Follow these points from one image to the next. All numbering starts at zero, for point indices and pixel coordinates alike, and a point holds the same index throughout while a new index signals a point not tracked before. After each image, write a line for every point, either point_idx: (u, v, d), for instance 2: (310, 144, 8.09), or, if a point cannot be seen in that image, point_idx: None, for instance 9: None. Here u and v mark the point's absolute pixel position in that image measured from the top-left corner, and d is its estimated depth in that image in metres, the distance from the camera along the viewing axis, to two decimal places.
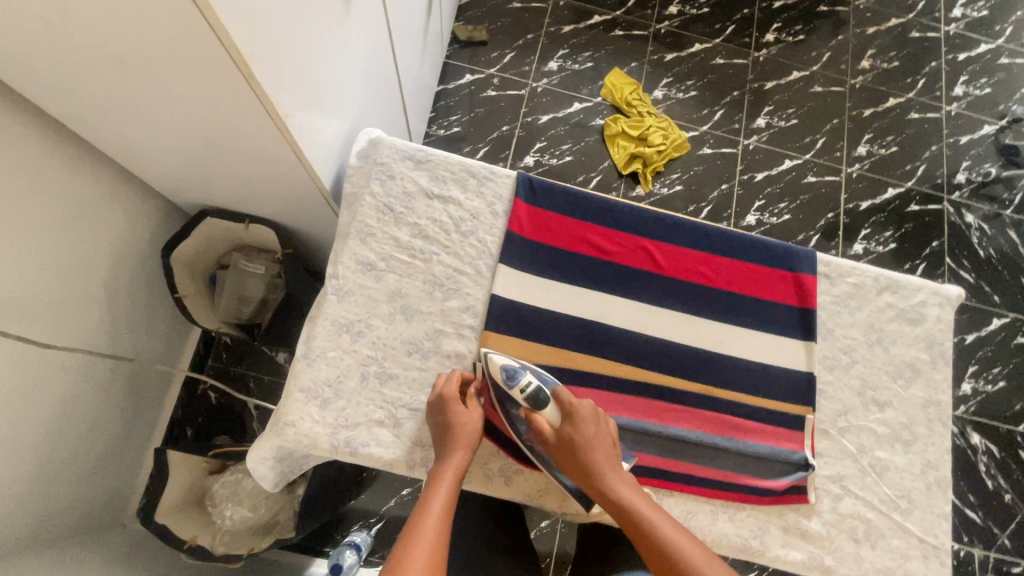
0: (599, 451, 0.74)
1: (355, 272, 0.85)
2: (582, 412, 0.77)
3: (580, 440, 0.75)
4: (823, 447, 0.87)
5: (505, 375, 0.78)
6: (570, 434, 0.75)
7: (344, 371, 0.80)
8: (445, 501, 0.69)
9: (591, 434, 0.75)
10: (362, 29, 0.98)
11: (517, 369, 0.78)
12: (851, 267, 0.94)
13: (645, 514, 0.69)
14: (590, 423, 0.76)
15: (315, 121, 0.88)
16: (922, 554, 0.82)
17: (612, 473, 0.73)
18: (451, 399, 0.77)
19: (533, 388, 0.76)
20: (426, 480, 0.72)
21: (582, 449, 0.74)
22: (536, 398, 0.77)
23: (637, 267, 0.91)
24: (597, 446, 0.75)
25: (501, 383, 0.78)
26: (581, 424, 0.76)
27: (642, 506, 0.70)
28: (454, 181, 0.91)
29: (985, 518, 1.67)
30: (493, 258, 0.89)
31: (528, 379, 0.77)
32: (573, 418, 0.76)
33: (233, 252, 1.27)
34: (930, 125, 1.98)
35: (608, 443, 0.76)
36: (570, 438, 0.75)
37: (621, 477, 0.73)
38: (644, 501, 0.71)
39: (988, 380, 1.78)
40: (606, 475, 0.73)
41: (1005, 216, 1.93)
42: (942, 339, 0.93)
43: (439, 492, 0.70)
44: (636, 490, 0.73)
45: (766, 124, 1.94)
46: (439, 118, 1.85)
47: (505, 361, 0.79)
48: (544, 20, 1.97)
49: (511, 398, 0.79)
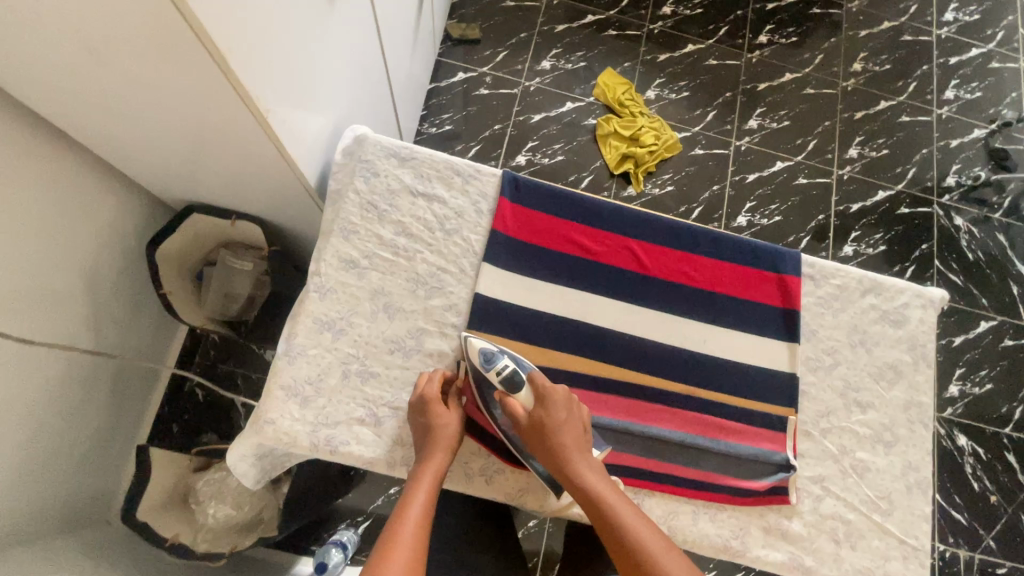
0: (569, 437, 0.75)
1: (338, 269, 0.84)
2: (557, 397, 0.77)
3: (550, 425, 0.75)
4: (805, 448, 0.87)
5: (483, 358, 0.79)
6: (542, 419, 0.75)
7: (325, 369, 0.80)
8: (425, 503, 0.69)
9: (562, 421, 0.75)
10: (347, 23, 0.97)
11: (496, 353, 0.79)
12: (835, 269, 0.94)
13: (609, 503, 0.70)
14: (563, 409, 0.76)
15: (299, 117, 0.88)
16: (902, 555, 0.83)
17: (580, 460, 0.73)
18: (431, 399, 0.77)
19: (509, 372, 0.77)
20: (406, 482, 0.71)
21: (552, 434, 0.74)
22: (511, 382, 0.77)
23: (621, 267, 0.90)
24: (568, 432, 0.75)
25: (478, 367, 0.79)
26: (554, 410, 0.76)
27: (607, 495, 0.71)
28: (439, 178, 0.91)
29: (970, 520, 1.68)
30: (477, 256, 0.88)
31: (505, 362, 0.78)
32: (547, 403, 0.76)
33: (220, 248, 1.26)
34: (921, 129, 1.99)
35: (579, 430, 0.76)
36: (541, 423, 0.75)
37: (589, 465, 0.74)
38: (609, 490, 0.71)
39: (975, 382, 1.79)
40: (574, 462, 0.73)
41: (994, 219, 1.94)
42: (924, 341, 0.93)
43: (419, 494, 0.69)
44: (602, 478, 0.73)
45: (758, 125, 1.94)
46: (431, 116, 1.85)
47: (483, 344, 0.80)
48: (537, 19, 1.96)
49: (488, 381, 0.79)
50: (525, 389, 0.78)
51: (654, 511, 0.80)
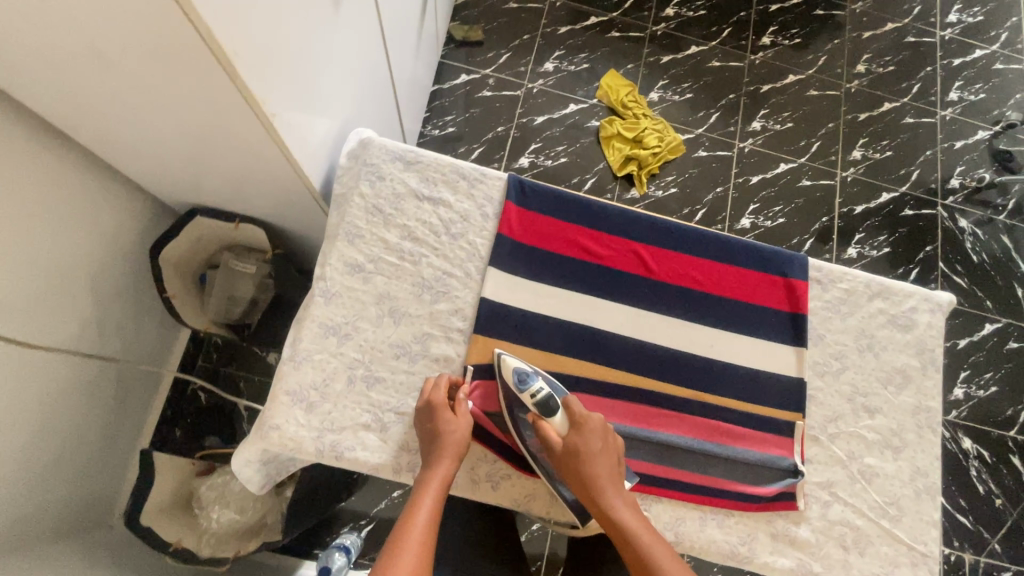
0: (602, 468, 0.74)
1: (343, 274, 0.84)
2: (591, 423, 0.76)
3: (584, 454, 0.74)
4: (813, 453, 0.86)
5: (517, 379, 0.77)
6: (576, 448, 0.74)
7: (330, 374, 0.79)
8: (432, 511, 0.68)
9: (596, 450, 0.74)
10: (353, 26, 0.97)
11: (529, 374, 0.78)
12: (842, 273, 0.94)
13: (640, 538, 0.69)
14: (596, 437, 0.75)
15: (304, 121, 0.87)
16: (910, 562, 0.82)
17: (612, 492, 0.73)
18: (439, 406, 0.76)
19: (544, 396, 0.76)
20: (413, 489, 0.71)
21: (585, 465, 0.73)
22: (546, 407, 0.76)
23: (628, 271, 0.90)
24: (601, 462, 0.74)
25: (512, 386, 0.78)
26: (588, 438, 0.75)
27: (638, 529, 0.70)
28: (445, 182, 0.90)
29: (976, 523, 1.67)
30: (483, 260, 0.88)
31: (540, 385, 0.76)
32: (582, 431, 0.75)
33: (223, 251, 1.26)
34: (925, 130, 1.99)
35: (612, 459, 0.75)
36: (575, 451, 0.74)
37: (620, 495, 0.73)
38: (640, 524, 0.71)
39: (980, 385, 1.79)
40: (605, 493, 0.72)
41: (998, 221, 1.94)
42: (933, 345, 0.92)
43: (424, 503, 0.69)
44: (633, 510, 0.72)
45: (762, 127, 1.94)
46: (434, 118, 1.85)
47: (517, 364, 0.79)
48: (540, 21, 1.96)
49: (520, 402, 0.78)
50: (559, 415, 0.76)
51: (661, 517, 0.80)
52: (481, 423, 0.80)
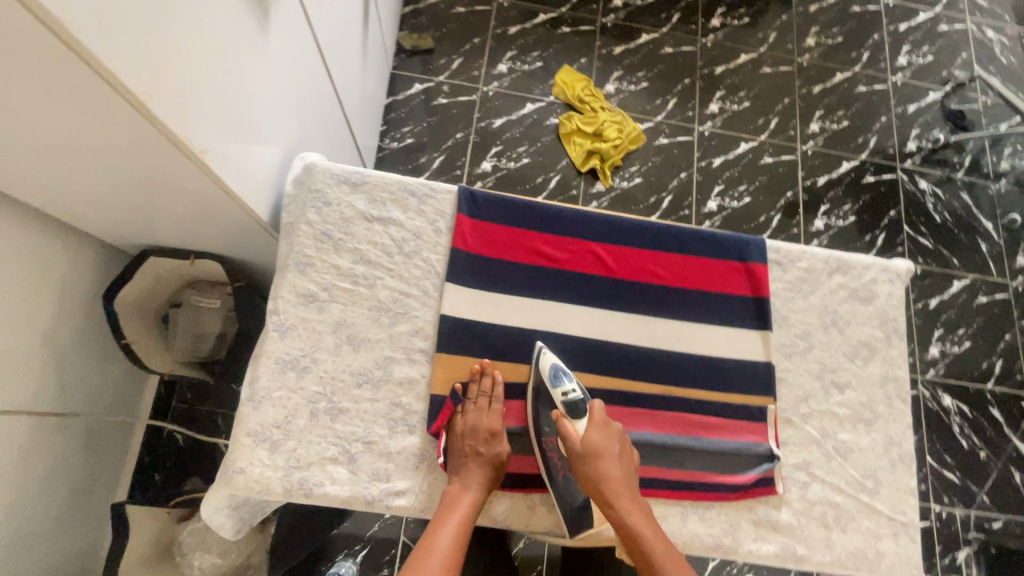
0: (613, 470, 0.76)
1: (296, 305, 0.82)
2: (611, 429, 0.79)
3: (600, 455, 0.76)
4: (787, 435, 0.86)
5: (552, 374, 0.80)
6: (594, 449, 0.76)
7: (292, 411, 0.77)
8: (459, 525, 0.71)
9: (612, 453, 0.77)
10: (286, 49, 0.95)
11: (563, 372, 0.80)
12: (800, 252, 0.94)
13: (644, 539, 0.71)
14: (613, 443, 0.78)
15: (242, 152, 0.85)
16: (892, 533, 0.83)
17: (622, 495, 0.74)
18: (481, 430, 0.79)
19: (573, 396, 0.79)
20: (443, 497, 0.74)
21: (599, 466, 0.75)
22: (574, 407, 0.79)
23: (588, 273, 0.89)
24: (614, 465, 0.76)
25: (545, 382, 0.81)
26: (608, 443, 0.78)
27: (643, 530, 0.72)
28: (393, 201, 0.89)
29: (963, 478, 1.70)
30: (439, 277, 0.86)
31: (570, 387, 0.79)
32: (598, 435, 0.77)
33: (184, 287, 1.25)
34: (878, 97, 2.02)
35: (625, 464, 0.77)
36: (592, 452, 0.76)
37: (631, 499, 0.75)
38: (647, 526, 0.73)
39: (954, 341, 1.82)
40: (618, 498, 0.74)
41: (957, 179, 1.97)
42: (894, 315, 0.94)
43: (453, 516, 0.72)
44: (640, 513, 0.74)
45: (719, 109, 1.95)
46: (391, 130, 1.83)
47: (554, 360, 0.81)
48: (489, 23, 1.95)
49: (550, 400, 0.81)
50: (582, 415, 0.80)
51: None
52: None
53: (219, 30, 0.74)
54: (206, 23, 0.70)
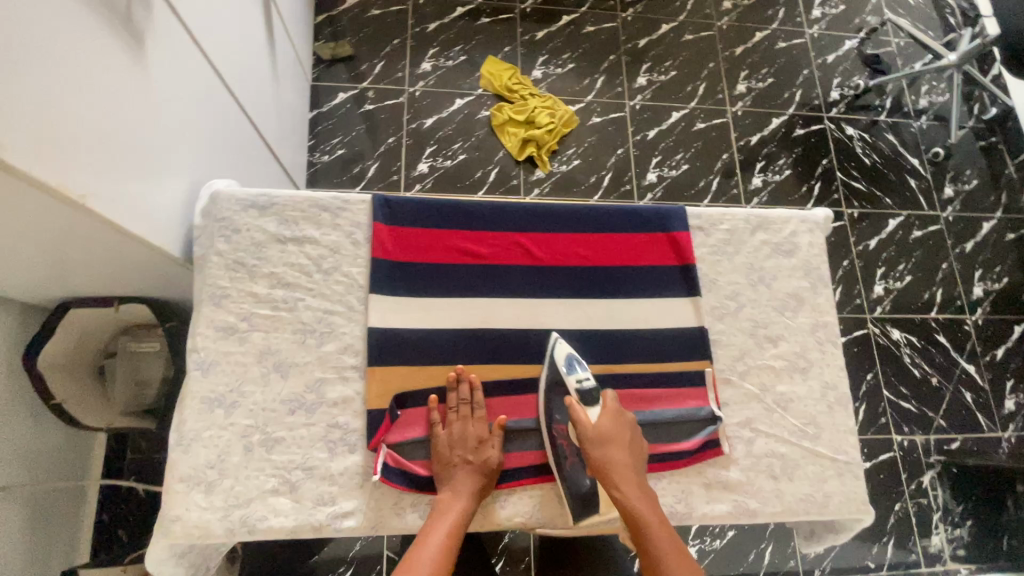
0: (621, 456, 0.77)
1: (216, 340, 0.79)
2: (623, 418, 0.80)
3: (610, 442, 0.77)
4: (728, 396, 0.88)
5: (566, 365, 0.82)
6: (603, 434, 0.77)
7: (225, 449, 0.75)
8: (445, 532, 0.71)
9: (622, 442, 0.78)
10: (168, 75, 0.89)
11: (576, 363, 0.82)
12: (721, 215, 0.95)
13: (647, 520, 0.73)
14: (623, 430, 0.79)
15: (135, 189, 0.80)
16: (836, 473, 0.86)
17: (627, 478, 0.75)
18: (465, 437, 0.78)
19: (586, 384, 0.80)
20: (432, 510, 0.74)
21: (607, 450, 0.77)
22: (587, 395, 0.80)
23: (514, 264, 0.88)
24: (621, 450, 0.77)
25: (558, 370, 0.82)
26: (619, 431, 0.79)
27: (646, 512, 0.73)
28: (306, 219, 0.86)
29: (919, 406, 1.78)
30: (363, 289, 0.84)
31: (582, 375, 0.81)
32: (610, 423, 0.79)
33: (117, 335, 1.17)
34: (798, 51, 2.07)
35: (635, 455, 0.78)
36: (604, 439, 0.77)
37: (639, 490, 0.75)
38: (649, 509, 0.74)
39: (897, 277, 1.89)
40: (624, 481, 0.75)
41: (881, 122, 2.04)
42: (817, 264, 0.96)
43: (438, 525, 0.72)
44: (644, 498, 0.75)
45: (648, 81, 1.97)
46: (320, 144, 1.78)
47: (568, 350, 0.83)
48: (407, 22, 1.92)
49: (562, 388, 0.82)
50: (594, 403, 0.80)
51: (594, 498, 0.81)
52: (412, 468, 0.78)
53: (70, 63, 0.68)
54: (52, 59, 0.65)
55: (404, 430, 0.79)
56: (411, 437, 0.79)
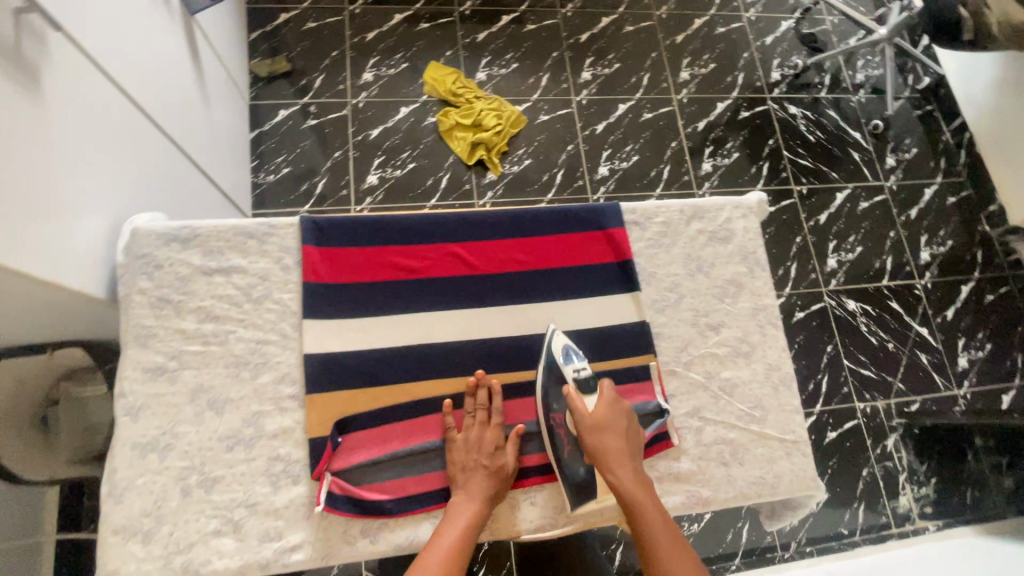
0: (616, 443, 0.77)
1: (144, 382, 0.76)
2: (620, 407, 0.80)
3: (606, 430, 0.77)
4: (674, 387, 0.89)
5: (563, 354, 0.82)
6: (600, 422, 0.77)
7: (161, 494, 0.72)
8: (458, 533, 0.71)
9: (618, 429, 0.78)
10: (73, 110, 0.85)
11: (573, 352, 0.82)
12: (655, 208, 0.96)
13: (642, 506, 0.73)
14: (621, 418, 0.79)
15: (48, 233, 0.77)
16: (785, 453, 0.87)
17: (624, 466, 0.75)
18: (485, 440, 0.78)
19: (583, 373, 0.80)
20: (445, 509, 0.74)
21: (603, 438, 0.77)
22: (584, 384, 0.80)
23: (452, 275, 0.87)
24: (617, 438, 0.77)
25: (555, 361, 0.81)
26: (615, 420, 0.79)
27: (641, 499, 0.74)
28: (231, 248, 0.83)
29: (879, 373, 1.82)
30: (297, 315, 0.83)
31: (579, 364, 0.81)
32: (607, 411, 0.79)
33: (59, 381, 1.04)
34: (737, 35, 2.10)
35: (630, 442, 0.78)
36: (600, 426, 0.77)
37: (634, 475, 0.76)
38: (644, 497, 0.74)
39: (848, 249, 1.94)
40: (620, 468, 0.75)
41: (822, 98, 2.09)
42: (753, 248, 0.97)
43: (451, 524, 0.72)
44: (640, 485, 0.75)
45: (592, 76, 1.97)
46: (264, 164, 1.73)
47: (565, 341, 0.83)
48: (345, 33, 1.88)
49: (558, 377, 0.82)
50: (592, 392, 0.80)
51: (548, 504, 0.81)
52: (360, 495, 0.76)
53: None
54: None
55: (348, 457, 0.78)
56: (357, 464, 0.78)
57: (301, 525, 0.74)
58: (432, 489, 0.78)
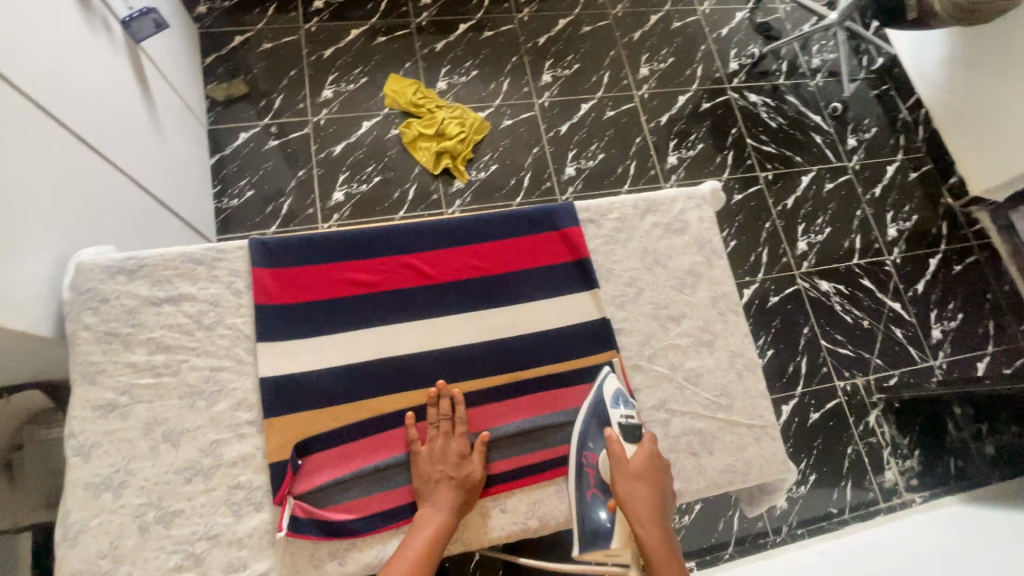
0: (649, 493, 0.74)
1: (94, 419, 0.75)
2: (660, 461, 0.77)
3: (643, 482, 0.74)
4: (640, 382, 0.88)
5: (611, 398, 0.81)
6: (638, 472, 0.74)
7: (118, 533, 0.70)
8: (424, 545, 0.71)
9: (653, 481, 0.75)
10: (9, 147, 0.84)
11: (623, 398, 0.82)
12: (610, 204, 0.96)
13: (660, 560, 0.69)
14: (658, 471, 0.76)
15: None
16: (754, 439, 0.88)
17: (651, 519, 0.72)
18: (452, 451, 0.78)
19: (632, 419, 0.79)
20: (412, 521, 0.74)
21: (637, 486, 0.74)
22: (631, 429, 0.79)
23: (408, 286, 0.87)
24: (651, 488, 0.74)
25: (604, 404, 0.81)
26: (654, 472, 0.75)
27: (662, 556, 0.70)
28: (179, 275, 0.82)
29: (856, 351, 1.84)
30: (251, 339, 0.81)
31: (628, 411, 0.80)
32: (646, 462, 0.76)
33: (22, 425, 0.99)
34: (693, 29, 2.13)
35: (662, 500, 0.74)
36: (637, 477, 0.74)
37: (660, 535, 0.71)
38: (666, 555, 0.70)
39: (817, 231, 1.96)
40: (647, 522, 0.72)
41: (780, 85, 2.12)
42: (709, 237, 0.98)
43: (417, 536, 0.72)
44: (664, 542, 0.71)
45: (553, 78, 1.98)
46: (227, 189, 1.71)
47: (616, 387, 0.83)
48: (301, 51, 1.87)
49: (601, 419, 0.81)
50: (634, 439, 0.78)
51: (519, 510, 0.80)
52: (323, 517, 0.75)
53: None
54: None
55: (311, 478, 0.77)
56: (320, 484, 0.77)
57: (266, 553, 0.72)
58: (397, 505, 0.77)
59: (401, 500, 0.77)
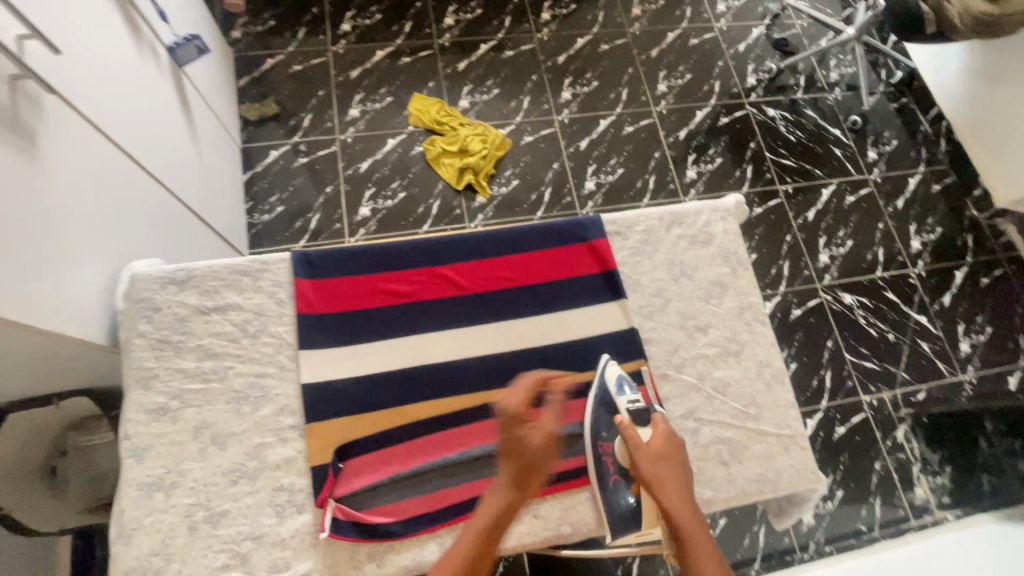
0: (672, 471, 0.75)
1: (147, 422, 0.78)
2: (676, 440, 0.78)
3: (665, 462, 0.75)
4: (668, 390, 0.90)
5: (616, 386, 0.83)
6: (657, 452, 0.76)
7: (169, 532, 0.74)
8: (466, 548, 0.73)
9: (674, 460, 0.76)
10: (67, 164, 0.89)
11: (626, 384, 0.83)
12: (636, 217, 0.99)
13: (693, 536, 0.71)
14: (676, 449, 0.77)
15: (48, 284, 0.81)
16: (783, 449, 0.88)
17: (678, 496, 0.73)
18: None
19: (637, 404, 0.80)
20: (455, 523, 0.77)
21: (659, 466, 0.75)
22: (638, 413, 0.80)
23: (442, 296, 0.90)
24: (673, 467, 0.75)
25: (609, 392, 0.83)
26: (672, 451, 0.77)
27: (694, 530, 0.71)
28: (226, 286, 0.86)
29: (881, 364, 1.82)
30: (293, 347, 0.85)
31: (633, 396, 0.81)
32: (663, 442, 0.77)
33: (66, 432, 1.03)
34: (710, 45, 2.16)
35: (686, 478, 0.76)
36: (656, 455, 0.75)
37: (683, 501, 0.73)
38: (698, 528, 0.71)
39: (839, 243, 1.95)
40: (674, 498, 0.73)
41: (798, 99, 2.13)
42: (734, 248, 0.99)
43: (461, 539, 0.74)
44: (694, 517, 0.72)
45: (572, 95, 2.03)
46: (259, 205, 1.78)
47: (618, 372, 0.85)
48: (330, 72, 1.95)
49: (611, 407, 0.83)
50: (646, 423, 0.79)
51: (552, 515, 0.82)
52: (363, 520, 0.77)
53: None
54: None
55: (352, 482, 0.80)
56: (361, 488, 0.80)
57: (307, 554, 0.75)
58: (434, 509, 0.79)
59: (435, 504, 0.79)
